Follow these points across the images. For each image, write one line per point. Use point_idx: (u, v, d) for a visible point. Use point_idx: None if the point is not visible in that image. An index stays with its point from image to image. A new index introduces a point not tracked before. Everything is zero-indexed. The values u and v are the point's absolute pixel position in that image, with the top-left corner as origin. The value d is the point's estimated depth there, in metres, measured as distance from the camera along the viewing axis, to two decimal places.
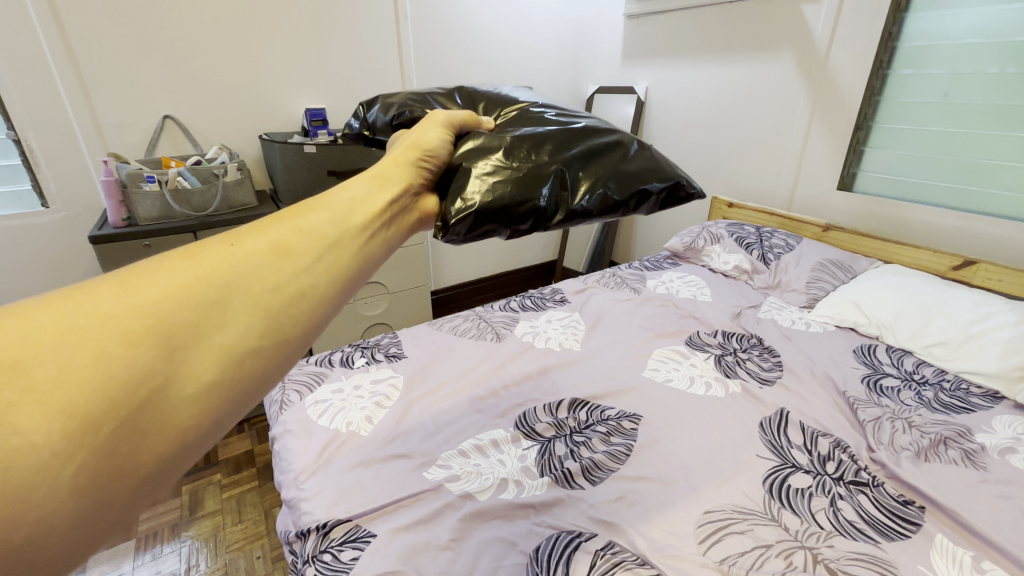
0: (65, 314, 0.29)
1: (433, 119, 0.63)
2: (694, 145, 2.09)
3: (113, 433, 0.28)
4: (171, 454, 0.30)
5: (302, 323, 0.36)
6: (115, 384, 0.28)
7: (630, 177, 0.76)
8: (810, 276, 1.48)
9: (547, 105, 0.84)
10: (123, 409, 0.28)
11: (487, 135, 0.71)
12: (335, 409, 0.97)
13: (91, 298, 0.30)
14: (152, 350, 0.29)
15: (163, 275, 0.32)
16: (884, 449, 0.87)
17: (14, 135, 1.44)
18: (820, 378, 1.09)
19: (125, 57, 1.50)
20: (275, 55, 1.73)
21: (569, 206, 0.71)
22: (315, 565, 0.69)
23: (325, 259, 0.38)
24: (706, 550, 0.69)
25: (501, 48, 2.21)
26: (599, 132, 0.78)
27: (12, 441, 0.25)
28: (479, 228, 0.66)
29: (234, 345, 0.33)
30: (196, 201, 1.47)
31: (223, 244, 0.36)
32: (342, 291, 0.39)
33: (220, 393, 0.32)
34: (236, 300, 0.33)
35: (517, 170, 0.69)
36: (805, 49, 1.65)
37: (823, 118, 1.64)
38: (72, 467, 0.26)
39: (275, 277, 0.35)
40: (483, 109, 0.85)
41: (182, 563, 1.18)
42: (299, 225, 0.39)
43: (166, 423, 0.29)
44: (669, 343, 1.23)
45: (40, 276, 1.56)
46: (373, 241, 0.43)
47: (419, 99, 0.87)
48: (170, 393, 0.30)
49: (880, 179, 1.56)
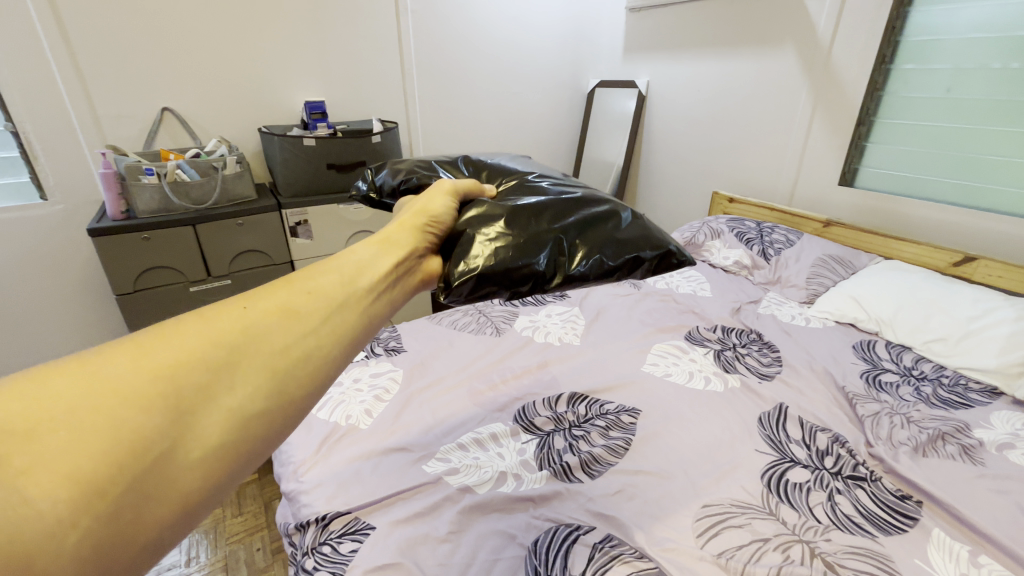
0: (80, 380, 0.29)
1: (440, 187, 0.68)
2: (695, 140, 2.08)
3: (119, 498, 0.27)
4: (172, 519, 0.30)
5: (306, 386, 0.37)
6: (124, 449, 0.28)
7: (625, 244, 0.75)
8: (810, 272, 1.48)
9: (544, 175, 0.85)
10: (131, 474, 0.28)
11: (490, 203, 0.73)
12: (335, 403, 0.97)
13: (106, 364, 0.30)
14: (163, 412, 0.30)
15: (176, 338, 0.33)
16: (883, 444, 0.87)
17: (11, 127, 1.43)
18: (819, 373, 1.09)
19: (124, 48, 1.49)
20: (274, 48, 1.72)
21: (567, 272, 0.71)
22: (314, 557, 0.69)
23: (331, 322, 0.40)
24: (704, 544, 0.69)
25: (501, 42, 2.20)
26: (594, 201, 0.78)
27: (20, 508, 0.25)
28: (480, 290, 0.67)
29: (241, 406, 0.33)
30: (195, 193, 1.46)
31: (235, 306, 0.37)
32: (346, 351, 0.40)
33: (225, 455, 0.32)
34: (246, 363, 0.34)
35: (518, 236, 0.70)
36: (807, 43, 1.63)
37: (825, 113, 1.62)
38: (74, 534, 0.26)
39: (284, 338, 0.37)
40: (486, 178, 0.85)
41: (183, 554, 1.19)
42: (309, 288, 0.41)
43: (172, 486, 0.29)
44: (668, 338, 1.23)
45: (40, 269, 1.56)
46: (378, 302, 0.45)
47: (426, 167, 0.86)
48: (177, 456, 0.30)
49: (881, 175, 1.56)
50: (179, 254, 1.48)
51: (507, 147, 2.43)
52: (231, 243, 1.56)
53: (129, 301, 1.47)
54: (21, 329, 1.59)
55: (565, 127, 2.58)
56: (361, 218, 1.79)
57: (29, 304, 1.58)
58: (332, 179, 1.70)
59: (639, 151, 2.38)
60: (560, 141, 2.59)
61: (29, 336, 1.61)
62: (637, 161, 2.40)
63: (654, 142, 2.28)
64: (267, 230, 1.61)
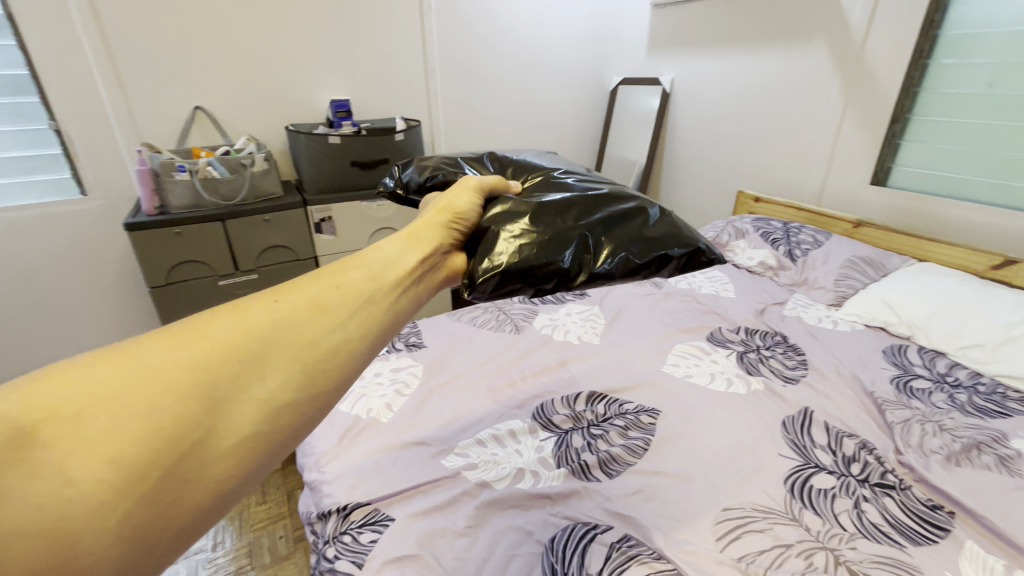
0: (122, 367, 0.31)
1: (463, 185, 0.70)
2: (720, 138, 2.05)
3: (158, 482, 0.29)
4: (207, 504, 0.32)
5: (334, 378, 0.39)
6: (163, 434, 0.30)
7: (652, 243, 0.74)
8: (838, 274, 1.44)
9: (570, 170, 0.84)
10: (169, 459, 0.29)
11: (515, 200, 0.74)
12: (356, 396, 0.99)
13: (146, 352, 0.32)
14: (199, 402, 0.32)
15: (211, 331, 0.35)
16: (913, 452, 0.85)
17: (54, 125, 1.50)
18: (847, 378, 1.06)
19: (158, 49, 1.54)
20: (302, 49, 1.76)
21: (592, 269, 0.70)
22: (335, 546, 0.71)
23: (358, 316, 0.42)
24: (724, 547, 0.68)
25: (524, 41, 2.20)
26: (621, 198, 0.78)
27: (67, 488, 0.27)
28: (503, 287, 0.67)
29: (272, 397, 0.35)
30: (224, 190, 1.51)
31: (267, 300, 0.39)
32: (372, 346, 0.42)
33: (256, 443, 0.34)
34: (277, 355, 0.36)
35: (542, 233, 0.70)
36: (839, 38, 1.58)
37: (856, 110, 1.57)
38: (114, 516, 0.27)
39: (313, 331, 0.39)
40: (512, 174, 0.85)
41: (209, 539, 1.23)
42: (336, 284, 0.43)
43: (207, 472, 0.31)
44: (689, 339, 1.21)
45: (79, 261, 1.63)
46: (402, 298, 0.46)
47: (451, 164, 0.87)
48: (212, 444, 0.32)
49: (916, 174, 1.50)
50: (208, 249, 1.53)
51: (529, 144, 2.43)
52: (259, 239, 1.60)
53: (162, 293, 1.53)
54: (61, 319, 1.67)
55: (587, 125, 2.56)
56: (384, 214, 1.82)
57: (70, 295, 1.66)
58: (355, 177, 1.72)
59: (662, 149, 2.35)
60: (582, 139, 2.58)
61: (69, 326, 1.69)
62: (660, 159, 2.37)
63: (678, 140, 2.25)
64: (293, 226, 1.64)
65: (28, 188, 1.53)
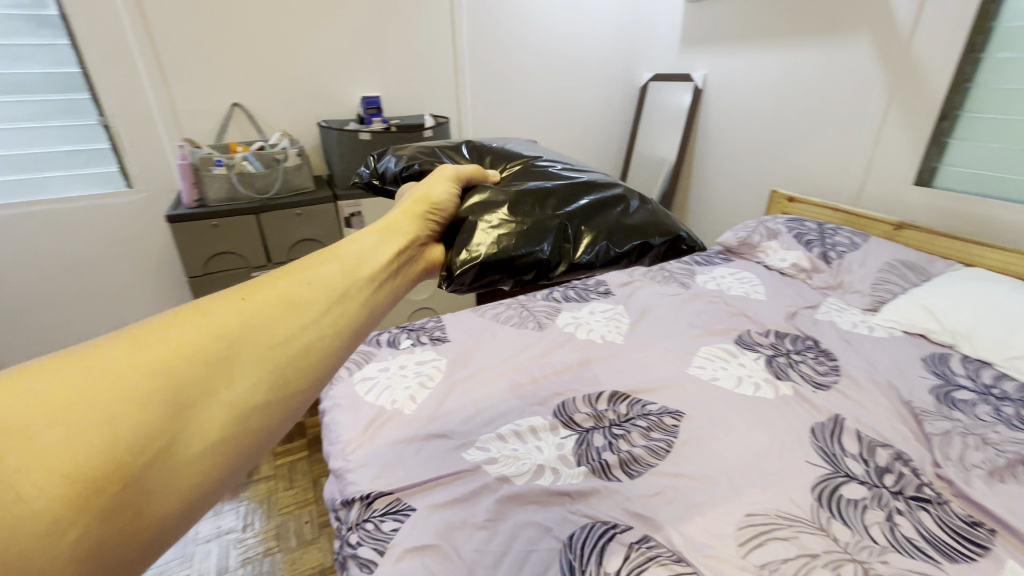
0: (77, 375, 0.31)
1: (442, 174, 0.70)
2: (754, 135, 1.99)
3: (119, 494, 0.30)
4: (174, 512, 0.32)
5: (306, 376, 0.40)
6: (123, 445, 0.30)
7: (632, 231, 0.76)
8: (876, 277, 1.38)
9: (552, 159, 0.85)
10: (131, 469, 0.30)
11: (493, 188, 0.73)
12: (381, 387, 1.02)
13: (105, 359, 0.33)
14: (161, 410, 0.32)
15: (175, 334, 0.36)
16: (953, 466, 0.81)
17: (104, 121, 1.58)
18: (882, 387, 1.02)
19: (200, 49, 1.60)
20: (337, 47, 1.79)
21: (572, 259, 0.72)
22: (358, 533, 0.73)
23: (329, 313, 0.43)
24: (747, 553, 0.67)
25: (556, 37, 2.20)
26: (602, 187, 0.79)
27: (20, 506, 0.27)
28: (483, 278, 0.67)
29: (241, 400, 0.36)
30: (259, 183, 1.56)
31: (233, 300, 0.40)
32: (346, 341, 0.44)
33: (224, 448, 0.35)
34: (245, 356, 0.37)
35: (522, 223, 0.70)
36: (883, 32, 1.52)
37: (901, 107, 1.50)
38: (72, 531, 0.28)
39: (283, 331, 0.40)
40: (490, 163, 0.86)
41: (240, 520, 1.28)
42: (307, 280, 0.44)
43: (171, 482, 0.32)
44: (716, 341, 1.19)
45: (123, 251, 1.72)
46: (375, 295, 0.48)
47: (427, 153, 0.87)
48: (176, 451, 0.32)
49: (965, 174, 1.42)
50: (243, 241, 1.58)
51: (557, 141, 2.42)
52: (290, 232, 1.64)
53: (199, 283, 1.59)
54: (106, 307, 1.75)
55: (617, 122, 2.53)
56: None
57: (115, 283, 1.74)
58: None
59: (693, 147, 2.30)
60: (611, 136, 2.55)
61: (113, 312, 1.77)
62: (691, 157, 2.32)
63: (710, 137, 2.20)
64: (323, 220, 1.68)
65: (79, 180, 1.62)
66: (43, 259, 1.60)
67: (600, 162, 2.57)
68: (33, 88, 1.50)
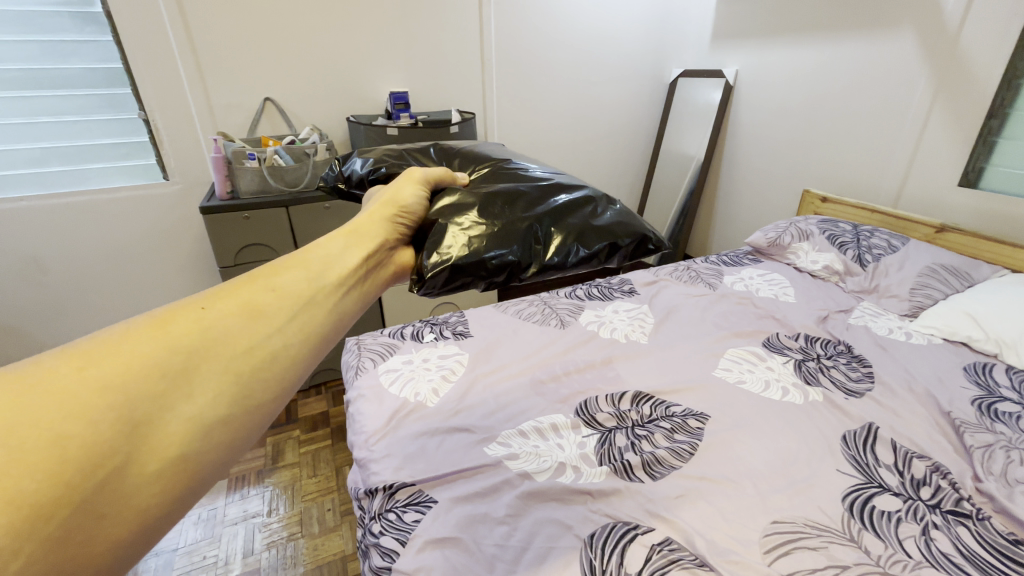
0: (22, 393, 0.30)
1: (409, 178, 0.72)
2: (788, 133, 1.94)
3: (69, 518, 0.28)
4: (132, 534, 0.31)
5: (272, 385, 0.40)
6: (73, 464, 0.29)
7: (601, 231, 0.73)
8: (914, 282, 1.33)
9: (522, 162, 0.85)
10: (83, 490, 0.29)
11: (462, 191, 0.73)
12: (405, 379, 1.03)
13: (53, 376, 0.31)
14: (116, 426, 0.31)
15: (128, 346, 0.35)
16: (994, 480, 0.77)
17: (144, 115, 1.64)
18: (920, 396, 0.98)
19: (236, 45, 1.64)
20: (367, 42, 1.81)
21: (542, 261, 0.69)
22: (380, 522, 0.74)
23: (295, 321, 0.44)
24: (773, 561, 0.65)
25: (585, 33, 2.17)
26: (569, 188, 0.77)
27: None
28: (454, 281, 0.65)
29: (204, 412, 0.36)
30: (289, 177, 1.59)
31: (193, 310, 0.40)
32: (312, 348, 0.45)
33: (186, 464, 0.34)
34: (206, 367, 0.37)
35: (493, 225, 0.69)
36: (930, 25, 1.45)
37: (946, 105, 1.44)
38: (21, 560, 0.26)
39: (247, 340, 0.40)
40: (459, 165, 0.86)
41: (265, 505, 1.31)
42: (270, 288, 0.44)
43: (128, 500, 0.31)
44: (744, 343, 1.17)
45: (159, 241, 1.78)
46: (340, 303, 0.49)
47: (396, 156, 0.87)
48: (134, 468, 0.31)
49: (1013, 175, 1.32)
50: (273, 233, 1.62)
51: (584, 138, 2.40)
52: (318, 225, 1.67)
53: (229, 273, 1.63)
54: (141, 295, 1.82)
55: (644, 119, 2.50)
56: None
57: (150, 273, 1.81)
58: None
59: (723, 144, 2.26)
60: (639, 133, 2.52)
61: (148, 301, 1.84)
62: (721, 155, 2.28)
63: (740, 136, 2.15)
64: (351, 213, 1.70)
65: (120, 171, 1.68)
66: (86, 251, 1.68)
67: (626, 160, 2.55)
68: (79, 82, 1.56)
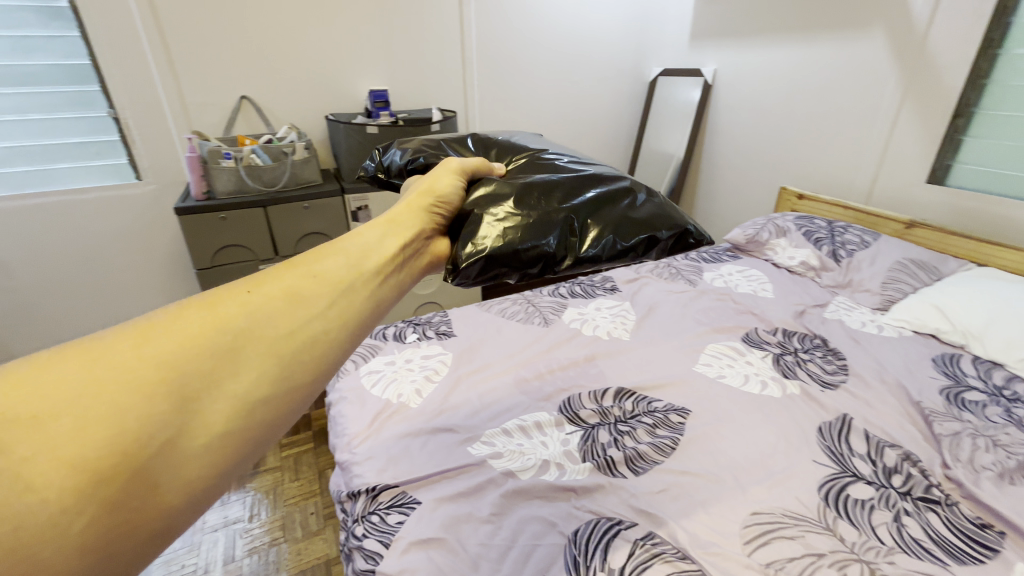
0: (82, 365, 0.30)
1: (447, 167, 0.69)
2: (763, 131, 1.98)
3: (125, 486, 0.29)
4: (181, 505, 0.31)
5: (314, 368, 0.39)
6: (126, 436, 0.29)
7: (639, 224, 0.75)
8: (886, 276, 1.37)
9: (560, 152, 0.86)
10: (136, 461, 0.29)
11: (498, 182, 0.73)
12: (388, 380, 1.02)
13: (110, 350, 0.32)
14: (167, 401, 0.31)
15: (179, 324, 0.35)
16: (962, 467, 0.80)
17: (114, 113, 1.59)
18: (892, 387, 1.01)
19: (210, 41, 1.60)
20: (344, 40, 1.79)
21: (578, 253, 0.71)
22: (363, 525, 0.73)
23: (337, 305, 0.42)
24: (752, 552, 0.66)
25: (564, 32, 2.18)
26: (609, 180, 0.79)
27: (26, 498, 0.26)
28: (489, 272, 0.66)
29: (247, 392, 0.35)
30: (266, 176, 1.56)
31: (240, 292, 0.39)
32: (352, 333, 0.42)
33: (231, 442, 0.33)
34: (251, 348, 0.36)
35: (528, 216, 0.70)
36: (898, 27, 1.49)
37: (915, 103, 1.48)
38: (81, 520, 0.27)
39: (291, 322, 0.39)
40: (496, 156, 0.86)
41: (246, 510, 1.29)
42: (314, 271, 0.43)
43: (177, 474, 0.31)
44: (724, 339, 1.18)
45: (132, 243, 1.73)
46: (381, 286, 0.47)
47: (433, 147, 0.87)
48: (182, 443, 0.31)
49: (980, 172, 1.39)
50: (250, 234, 1.59)
51: (564, 137, 2.41)
52: (297, 225, 1.65)
53: (205, 275, 1.60)
54: (114, 300, 1.77)
55: (624, 118, 2.52)
56: None
57: (124, 276, 1.76)
58: None
59: (702, 143, 2.29)
60: (619, 132, 2.54)
61: (124, 306, 1.79)
62: (700, 153, 2.31)
63: (718, 135, 2.19)
64: (330, 214, 1.68)
65: (90, 171, 1.63)
66: (56, 254, 1.62)
67: (607, 158, 2.56)
68: (44, 79, 1.51)
